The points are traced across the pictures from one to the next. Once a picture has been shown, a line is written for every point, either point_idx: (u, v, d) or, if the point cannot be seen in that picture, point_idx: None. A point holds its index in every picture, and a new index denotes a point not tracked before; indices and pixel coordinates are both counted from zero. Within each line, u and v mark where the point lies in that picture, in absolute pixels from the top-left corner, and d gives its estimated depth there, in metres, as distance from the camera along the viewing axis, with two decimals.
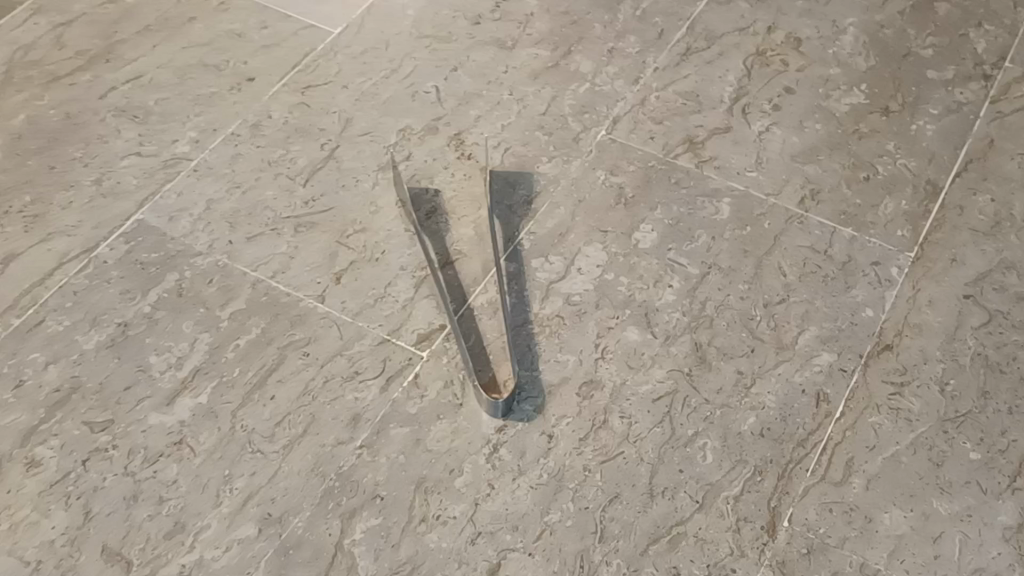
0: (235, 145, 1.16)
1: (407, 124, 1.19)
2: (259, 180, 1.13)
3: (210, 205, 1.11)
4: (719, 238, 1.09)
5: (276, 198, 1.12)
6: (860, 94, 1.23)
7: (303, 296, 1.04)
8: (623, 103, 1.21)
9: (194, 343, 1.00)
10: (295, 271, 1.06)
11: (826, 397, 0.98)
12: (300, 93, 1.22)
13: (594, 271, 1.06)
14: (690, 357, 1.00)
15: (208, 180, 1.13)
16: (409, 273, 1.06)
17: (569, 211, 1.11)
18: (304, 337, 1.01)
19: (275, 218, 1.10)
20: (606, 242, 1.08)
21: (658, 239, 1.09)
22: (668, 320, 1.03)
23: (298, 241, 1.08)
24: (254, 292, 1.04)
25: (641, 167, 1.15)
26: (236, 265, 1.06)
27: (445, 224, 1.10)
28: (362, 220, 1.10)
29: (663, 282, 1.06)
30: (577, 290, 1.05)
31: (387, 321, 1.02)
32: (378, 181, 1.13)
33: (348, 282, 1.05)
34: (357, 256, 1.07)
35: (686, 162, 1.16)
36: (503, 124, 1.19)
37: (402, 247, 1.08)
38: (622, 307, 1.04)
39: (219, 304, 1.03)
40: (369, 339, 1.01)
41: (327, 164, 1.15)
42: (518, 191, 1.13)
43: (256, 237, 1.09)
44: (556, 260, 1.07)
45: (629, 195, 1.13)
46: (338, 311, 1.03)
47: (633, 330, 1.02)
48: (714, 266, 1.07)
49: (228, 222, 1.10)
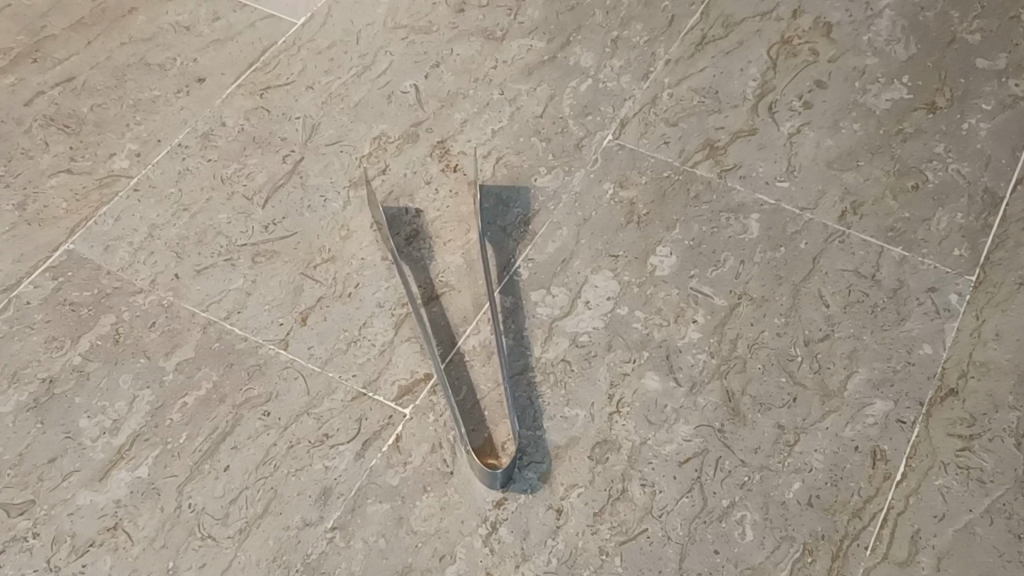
0: (182, 159, 1.00)
1: (382, 131, 1.03)
2: (211, 200, 0.97)
3: (152, 231, 0.95)
4: (748, 262, 0.94)
5: (230, 221, 0.96)
6: (901, 88, 1.07)
7: (262, 341, 0.88)
8: (631, 102, 1.05)
9: (132, 402, 0.84)
10: (253, 311, 0.90)
11: (883, 455, 0.83)
12: (258, 97, 1.05)
13: (604, 305, 0.91)
14: (721, 410, 0.85)
15: (151, 201, 0.97)
16: (388, 311, 0.90)
17: (572, 233, 0.95)
18: (264, 392, 0.85)
19: (229, 247, 0.94)
20: (616, 270, 0.93)
21: (678, 264, 0.93)
22: (692, 364, 0.87)
23: (257, 275, 0.92)
24: (204, 337, 0.88)
25: (654, 178, 0.99)
26: (182, 304, 0.90)
27: (428, 249, 0.94)
28: (331, 248, 0.94)
29: (685, 317, 0.90)
30: (585, 328, 0.89)
31: (362, 370, 0.86)
32: (349, 200, 0.97)
33: (315, 322, 0.89)
34: (325, 291, 0.91)
35: (705, 172, 1.00)
36: (493, 129, 1.03)
37: (379, 280, 0.92)
38: (638, 348, 0.88)
39: (163, 353, 0.87)
40: (341, 393, 0.85)
41: (290, 179, 0.99)
42: (512, 209, 0.97)
43: (206, 270, 0.92)
44: (559, 292, 0.91)
45: (642, 212, 0.97)
46: (304, 358, 0.87)
47: (651, 377, 0.87)
48: (744, 296, 0.92)
49: (174, 251, 0.94)
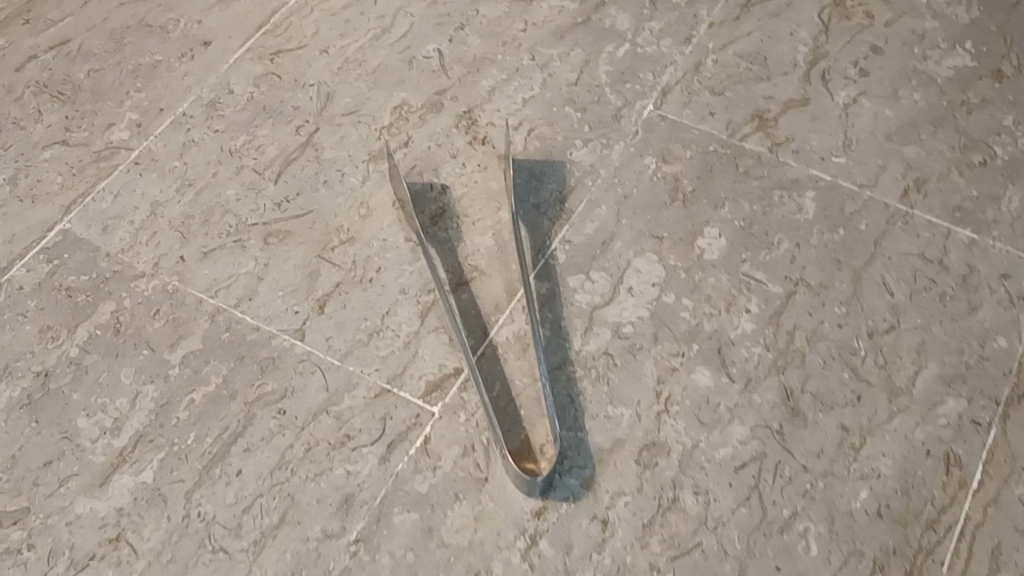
0: (186, 130, 0.92)
1: (403, 99, 0.94)
2: (219, 175, 0.89)
3: (155, 210, 0.87)
4: (804, 245, 0.86)
5: (240, 198, 0.88)
6: (963, 54, 0.99)
7: (276, 331, 0.81)
8: (673, 68, 0.97)
9: (135, 399, 0.77)
10: (266, 298, 0.82)
11: (957, 459, 0.76)
12: (268, 62, 0.97)
13: (648, 293, 0.83)
14: (779, 409, 0.78)
15: (153, 176, 0.89)
16: (412, 298, 0.82)
17: (612, 212, 0.87)
18: (278, 389, 0.78)
19: (239, 226, 0.86)
20: (661, 253, 0.85)
21: (728, 247, 0.86)
22: (746, 358, 0.80)
23: (269, 258, 0.84)
24: (213, 327, 0.81)
25: (699, 152, 0.91)
26: (188, 290, 0.83)
27: (455, 230, 0.86)
28: (349, 228, 0.86)
29: (737, 306, 0.83)
30: (628, 318, 0.82)
31: (385, 364, 0.79)
32: (369, 175, 0.89)
33: (334, 311, 0.82)
34: (344, 276, 0.84)
35: (755, 145, 0.92)
36: (523, 97, 0.95)
37: (402, 264, 0.84)
38: (686, 340, 0.81)
39: (167, 344, 0.80)
40: (363, 389, 0.78)
41: (304, 152, 0.91)
42: (546, 185, 0.89)
43: (214, 252, 0.85)
44: (600, 278, 0.84)
45: (688, 189, 0.89)
46: (322, 350, 0.80)
47: (702, 372, 0.79)
48: (801, 283, 0.84)
49: (179, 232, 0.86)
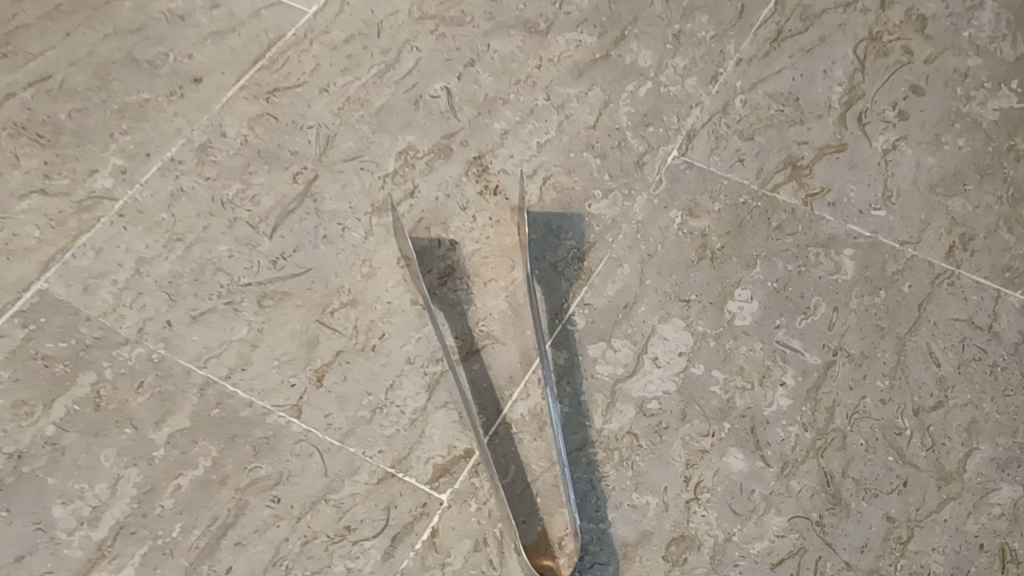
0: (175, 176, 0.85)
1: (410, 143, 0.87)
2: (210, 228, 0.83)
3: (141, 268, 0.81)
4: (843, 309, 0.80)
5: (233, 255, 0.81)
6: (1010, 95, 0.92)
7: (270, 407, 0.74)
8: (699, 110, 0.90)
9: (115, 484, 0.71)
10: (260, 369, 0.76)
11: (1014, 554, 0.70)
12: (264, 102, 0.90)
13: (676, 363, 0.77)
14: (819, 497, 0.71)
15: (139, 229, 0.83)
16: (419, 369, 0.76)
17: (635, 272, 0.81)
18: (273, 473, 0.71)
19: (231, 286, 0.80)
20: (688, 319, 0.79)
21: (761, 312, 0.79)
22: (783, 439, 0.73)
23: (263, 323, 0.78)
24: (202, 403, 0.74)
25: (728, 205, 0.85)
26: (175, 359, 0.76)
27: (465, 291, 0.80)
28: (351, 289, 0.80)
29: (771, 378, 0.76)
30: (653, 393, 0.75)
31: (390, 445, 0.73)
32: (372, 229, 0.83)
33: (334, 383, 0.75)
34: (345, 343, 0.77)
35: (788, 197, 0.85)
36: (538, 143, 0.88)
37: (408, 330, 0.78)
38: (717, 418, 0.74)
39: (153, 422, 0.73)
40: (365, 474, 0.72)
41: (302, 203, 0.84)
42: (564, 242, 0.82)
43: (204, 316, 0.78)
44: (622, 347, 0.77)
45: (717, 246, 0.82)
46: (320, 430, 0.73)
47: (735, 455, 0.73)
48: (841, 353, 0.77)
49: (166, 293, 0.79)
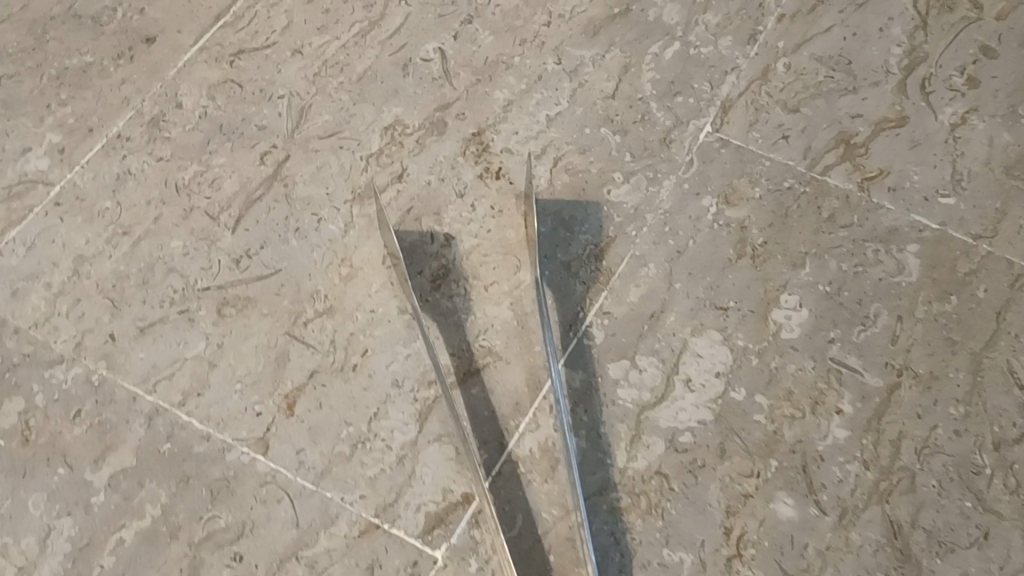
0: (121, 157, 0.73)
1: (397, 116, 0.74)
2: (161, 219, 0.70)
3: (79, 268, 0.68)
4: (907, 318, 0.67)
5: (188, 252, 0.69)
6: None
7: (231, 442, 0.62)
8: (735, 76, 0.77)
9: (45, 538, 0.59)
10: (218, 394, 0.64)
11: None
12: (227, 65, 0.77)
13: (712, 386, 0.65)
14: (884, 553, 0.60)
15: (78, 221, 0.70)
16: (408, 394, 0.64)
17: (663, 273, 0.69)
18: (234, 524, 0.60)
19: (186, 291, 0.67)
20: (726, 331, 0.67)
21: (811, 322, 0.67)
22: (840, 481, 0.62)
23: (223, 337, 0.66)
24: (150, 436, 0.62)
25: (771, 190, 0.72)
26: (118, 383, 0.64)
27: (463, 297, 0.68)
28: (327, 294, 0.67)
29: (825, 406, 0.64)
30: (685, 423, 0.64)
31: (373, 489, 0.61)
32: (352, 220, 0.70)
33: (306, 412, 0.63)
34: (320, 362, 0.65)
35: (840, 181, 0.73)
36: (548, 115, 0.75)
37: (395, 346, 0.65)
38: (762, 455, 0.63)
39: (90, 460, 0.62)
40: (342, 525, 0.60)
41: (270, 189, 0.71)
42: (578, 236, 0.70)
43: (154, 328, 0.66)
44: (648, 366, 0.66)
45: (758, 242, 0.70)
46: (290, 469, 0.62)
47: (784, 501, 0.61)
48: (906, 372, 0.65)
49: (109, 299, 0.67)
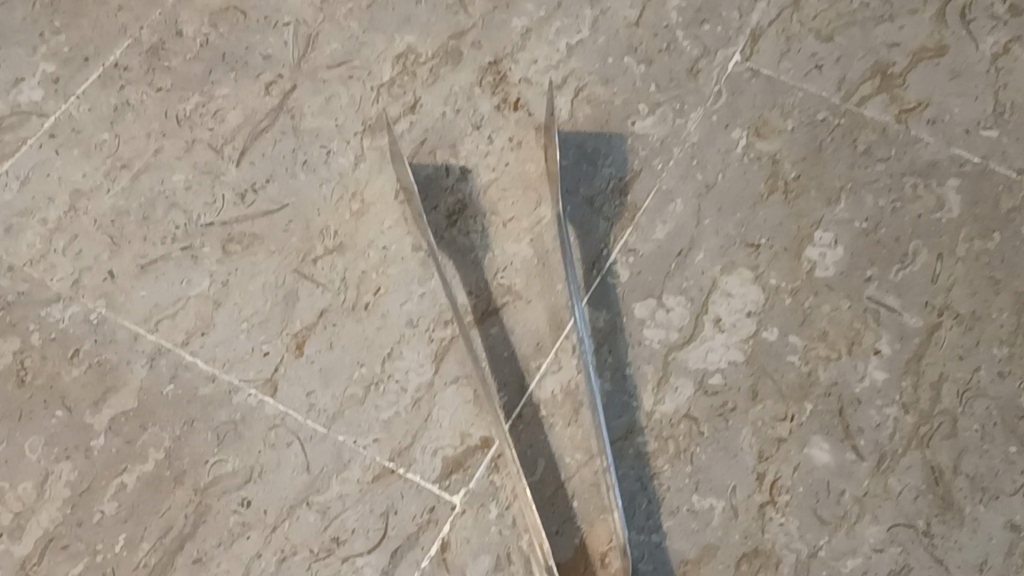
0: (119, 87, 0.69)
1: (409, 45, 0.71)
2: (162, 152, 0.67)
3: (76, 203, 0.65)
4: (948, 256, 0.64)
5: (192, 187, 0.65)
6: None
7: (237, 383, 0.59)
8: (767, 2, 0.73)
9: (43, 484, 0.57)
10: (224, 334, 0.61)
11: None
12: None
13: (742, 326, 0.62)
14: (925, 500, 0.57)
15: (75, 154, 0.67)
16: (423, 334, 0.61)
17: (690, 209, 0.65)
18: (241, 469, 0.57)
19: (189, 227, 0.64)
20: (758, 270, 0.63)
21: (846, 260, 0.64)
22: (878, 425, 0.59)
23: (228, 275, 0.63)
24: (153, 377, 0.59)
25: (804, 123, 0.68)
26: (119, 322, 0.61)
27: (481, 233, 0.64)
28: (337, 230, 0.64)
29: (862, 346, 0.61)
30: (715, 364, 0.61)
31: (387, 433, 0.58)
32: (363, 152, 0.67)
33: (317, 353, 0.60)
34: (330, 301, 0.62)
35: (877, 114, 0.68)
36: (569, 44, 0.71)
37: (410, 284, 0.62)
38: (796, 397, 0.60)
39: (90, 402, 0.59)
40: (356, 471, 0.57)
41: (276, 120, 0.68)
42: (602, 170, 0.67)
43: (155, 265, 0.63)
44: (676, 306, 0.62)
45: (790, 176, 0.66)
46: (300, 412, 0.59)
47: (819, 446, 0.59)
48: (948, 312, 0.62)
49: (108, 235, 0.64)
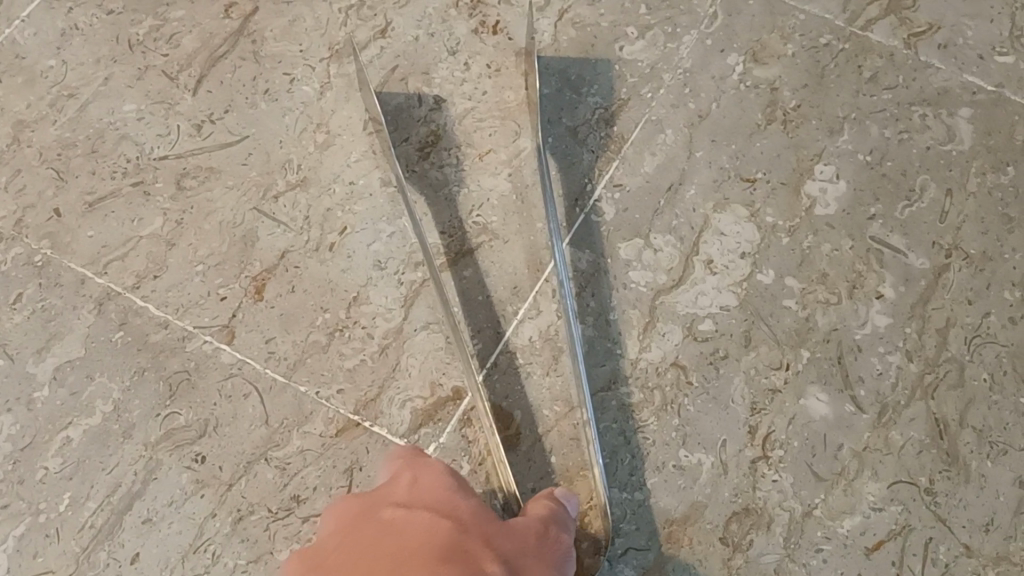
0: (68, 9, 0.64)
1: None
2: (112, 79, 0.62)
3: (19, 135, 0.60)
4: (959, 192, 0.59)
5: (144, 118, 0.61)
6: None
7: (191, 331, 0.55)
8: None
9: None
10: (177, 278, 0.57)
11: None
12: None
13: (736, 268, 0.57)
14: (929, 456, 0.53)
15: (18, 82, 0.62)
16: (391, 276, 0.56)
17: (681, 140, 0.61)
18: (195, 422, 0.53)
19: (141, 161, 0.59)
20: (753, 207, 0.59)
21: (850, 196, 0.59)
22: (880, 374, 0.55)
23: (183, 213, 0.58)
24: (102, 324, 0.56)
25: (804, 49, 0.63)
26: (65, 264, 0.57)
27: (455, 168, 0.60)
28: (300, 164, 0.59)
29: (864, 289, 0.57)
30: (706, 309, 0.57)
31: (352, 383, 0.54)
32: (328, 80, 0.62)
33: (277, 297, 0.56)
34: (292, 241, 0.57)
35: (884, 37, 0.63)
36: None
37: (377, 221, 0.58)
38: (793, 344, 0.56)
39: (33, 350, 0.55)
40: (318, 424, 0.53)
41: (236, 45, 0.62)
42: (586, 98, 0.62)
43: (104, 203, 0.58)
44: (665, 244, 0.58)
45: (790, 105, 0.62)
46: (260, 360, 0.55)
47: (816, 397, 0.55)
48: (957, 253, 0.58)
49: (54, 170, 0.59)
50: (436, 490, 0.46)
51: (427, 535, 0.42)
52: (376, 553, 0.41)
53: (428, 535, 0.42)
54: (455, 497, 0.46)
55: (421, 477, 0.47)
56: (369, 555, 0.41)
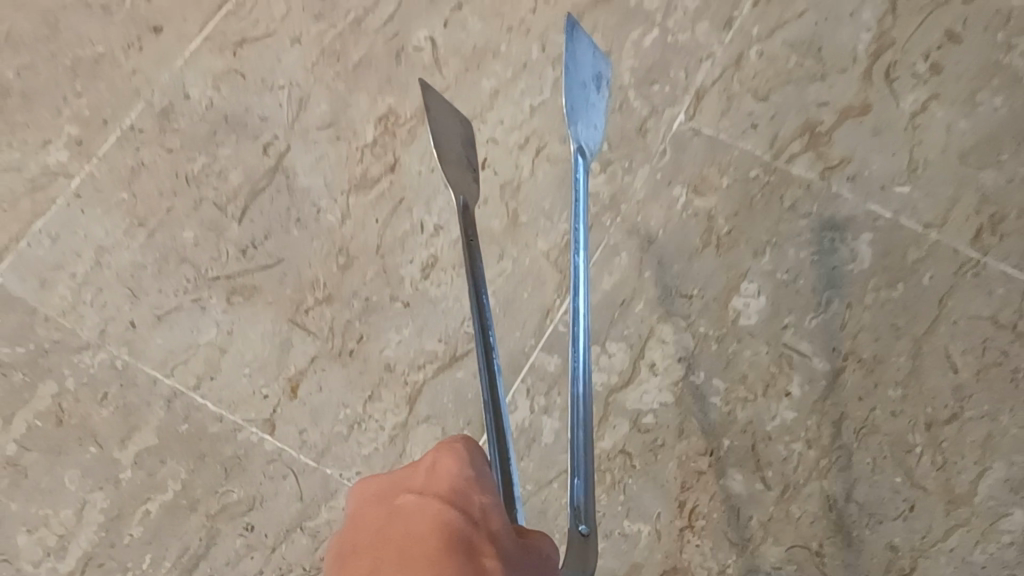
0: (135, 148, 0.76)
1: (391, 106, 0.76)
2: (174, 210, 0.76)
3: (100, 258, 0.75)
4: (857, 305, 0.71)
5: (199, 243, 0.75)
6: None
7: (241, 423, 0.72)
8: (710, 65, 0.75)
9: (82, 509, 0.71)
10: (228, 378, 0.73)
11: None
12: (230, 56, 0.77)
13: (674, 370, 0.72)
14: (820, 524, 0.69)
15: (97, 212, 0.76)
16: (399, 378, 0.72)
17: (634, 260, 0.74)
18: (245, 498, 0.71)
19: (197, 280, 0.74)
20: (690, 319, 0.73)
21: (768, 309, 0.72)
22: (784, 459, 0.70)
23: (232, 324, 0.73)
24: (169, 416, 0.72)
25: (738, 181, 0.74)
26: (140, 367, 0.73)
27: None
28: (326, 283, 0.74)
29: (776, 389, 0.71)
30: (650, 405, 0.72)
31: (367, 466, 0.71)
32: (348, 210, 0.75)
33: (308, 397, 0.72)
34: (319, 347, 0.73)
35: (803, 171, 0.73)
36: (531, 105, 0.75)
37: (390, 330, 0.72)
38: (717, 434, 0.71)
39: (118, 439, 0.72)
40: (342, 499, 0.71)
41: (272, 180, 0.76)
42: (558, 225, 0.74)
43: (169, 316, 0.74)
44: (618, 349, 0.73)
45: (723, 231, 0.73)
46: (294, 448, 0.72)
47: (733, 477, 0.70)
48: (853, 357, 0.70)
49: (128, 287, 0.74)
50: (452, 476, 0.46)
51: (431, 524, 0.43)
52: (386, 534, 0.44)
53: (433, 525, 0.43)
54: (468, 490, 0.45)
55: (438, 466, 0.46)
56: (379, 535, 0.44)
